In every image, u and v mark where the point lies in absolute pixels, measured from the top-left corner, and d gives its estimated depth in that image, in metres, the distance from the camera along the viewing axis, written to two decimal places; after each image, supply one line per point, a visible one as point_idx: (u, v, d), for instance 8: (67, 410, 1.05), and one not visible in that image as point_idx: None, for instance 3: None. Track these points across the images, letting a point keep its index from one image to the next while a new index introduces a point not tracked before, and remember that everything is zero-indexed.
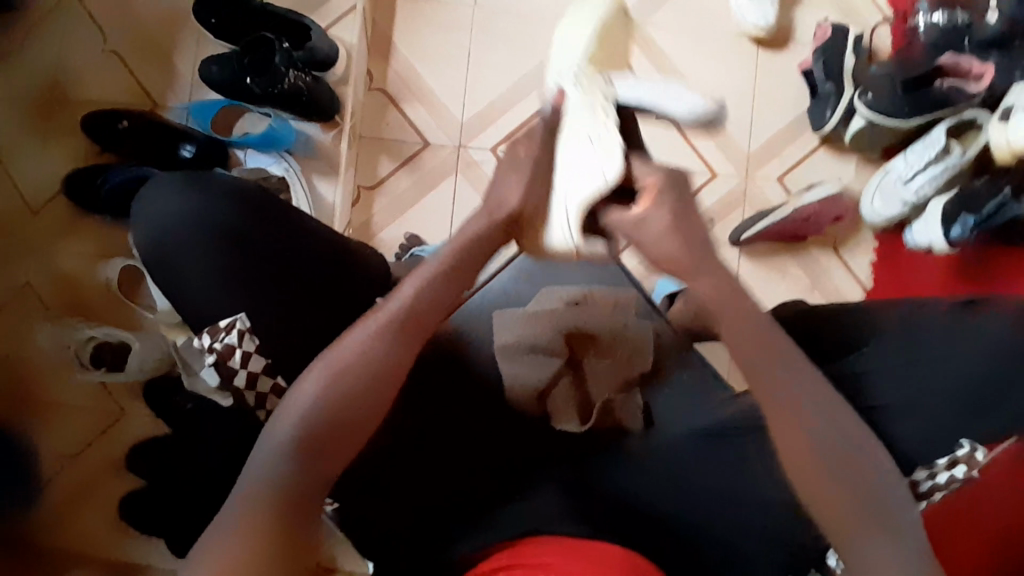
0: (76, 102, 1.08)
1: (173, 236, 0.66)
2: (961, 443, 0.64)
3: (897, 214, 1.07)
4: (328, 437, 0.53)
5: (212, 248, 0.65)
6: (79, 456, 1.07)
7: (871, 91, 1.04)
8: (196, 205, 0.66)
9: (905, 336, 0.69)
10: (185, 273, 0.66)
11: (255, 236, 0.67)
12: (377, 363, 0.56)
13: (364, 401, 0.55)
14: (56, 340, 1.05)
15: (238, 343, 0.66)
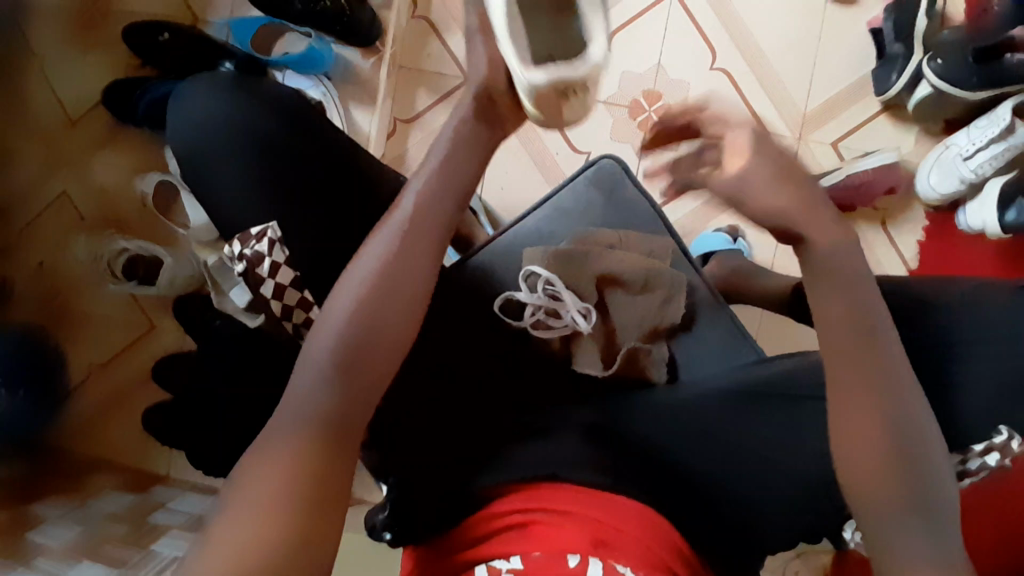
0: (119, 12, 1.07)
1: (215, 144, 0.65)
2: (1000, 430, 0.61)
3: (953, 192, 1.02)
4: (361, 355, 0.49)
5: (251, 161, 0.65)
6: (112, 363, 1.10)
7: (940, 57, 0.97)
8: (240, 115, 0.65)
9: (969, 305, 0.64)
10: (222, 184, 0.65)
11: (294, 153, 0.66)
12: (395, 273, 0.51)
13: (394, 313, 0.51)
14: (91, 249, 1.05)
15: (267, 253, 0.64)
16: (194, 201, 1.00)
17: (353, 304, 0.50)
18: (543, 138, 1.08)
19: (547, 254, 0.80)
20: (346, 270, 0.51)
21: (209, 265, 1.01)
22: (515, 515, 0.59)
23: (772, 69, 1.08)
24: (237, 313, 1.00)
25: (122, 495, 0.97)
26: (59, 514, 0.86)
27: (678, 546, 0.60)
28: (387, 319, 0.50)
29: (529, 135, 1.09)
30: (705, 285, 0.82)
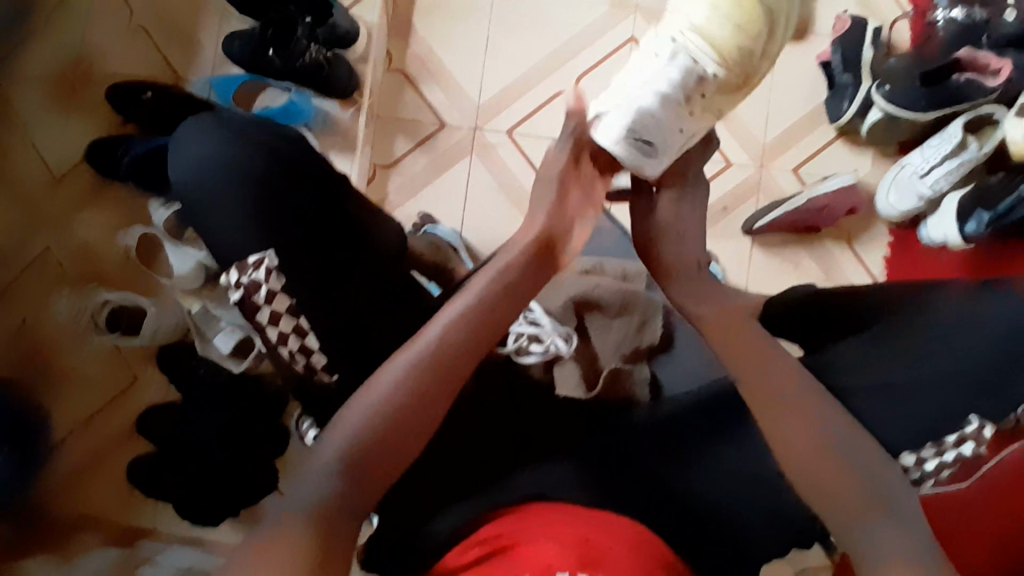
0: (101, 74, 1.09)
1: (216, 191, 0.62)
2: (970, 419, 0.65)
3: (912, 209, 1.07)
4: (370, 466, 0.52)
5: (254, 209, 0.62)
6: (96, 416, 1.08)
7: (888, 83, 1.04)
8: (243, 154, 0.63)
9: (918, 309, 0.70)
10: (216, 221, 0.63)
11: (297, 200, 0.63)
12: (417, 400, 0.55)
13: (407, 436, 0.54)
14: (73, 307, 1.06)
15: (265, 280, 0.61)
16: (182, 250, 1.02)
17: (370, 419, 0.53)
18: (517, 175, 1.11)
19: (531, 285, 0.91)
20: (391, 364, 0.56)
21: (195, 313, 1.05)
22: (498, 539, 0.60)
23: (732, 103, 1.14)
24: (223, 360, 1.05)
25: None
26: None
27: (666, 558, 0.60)
28: (399, 443, 0.54)
29: (504, 174, 1.12)
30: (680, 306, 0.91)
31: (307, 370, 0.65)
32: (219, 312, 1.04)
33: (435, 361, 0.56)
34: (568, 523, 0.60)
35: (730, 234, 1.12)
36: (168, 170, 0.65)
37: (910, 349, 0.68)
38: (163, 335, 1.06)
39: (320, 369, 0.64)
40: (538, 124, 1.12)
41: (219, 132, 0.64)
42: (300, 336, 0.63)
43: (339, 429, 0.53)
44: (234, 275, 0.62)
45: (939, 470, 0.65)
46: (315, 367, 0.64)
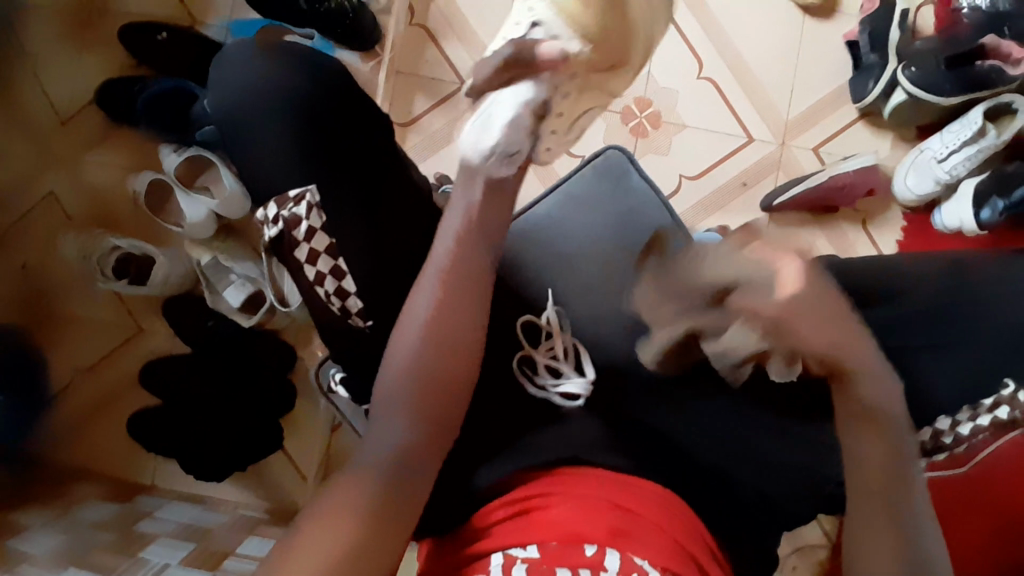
0: (116, 13, 1.06)
1: (246, 108, 0.64)
2: (1005, 383, 0.67)
3: (928, 193, 1.07)
4: (421, 395, 0.57)
5: (281, 124, 0.63)
6: (99, 364, 1.06)
7: (914, 65, 1.04)
8: (291, 83, 0.64)
9: (952, 273, 0.70)
10: (266, 148, 0.64)
11: (325, 116, 0.64)
12: (443, 318, 0.59)
13: (446, 353, 0.59)
14: (80, 250, 1.02)
15: (304, 215, 0.63)
16: (193, 197, 0.99)
17: (413, 353, 0.58)
18: None
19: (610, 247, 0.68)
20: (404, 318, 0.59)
21: (204, 264, 1.02)
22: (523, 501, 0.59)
23: (757, 78, 1.13)
24: (231, 313, 1.02)
25: (107, 505, 0.92)
26: (41, 524, 0.82)
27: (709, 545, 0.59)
28: (441, 365, 0.58)
29: None
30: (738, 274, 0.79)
31: (340, 314, 0.64)
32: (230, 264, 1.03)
33: (448, 275, 0.61)
34: (588, 490, 0.59)
35: (748, 209, 1.12)
36: (206, 95, 0.67)
37: (932, 316, 0.68)
38: (172, 284, 1.04)
39: (355, 314, 0.64)
40: None
41: (250, 51, 0.65)
42: (335, 278, 0.63)
43: (388, 373, 0.58)
44: (274, 210, 0.63)
45: (972, 433, 0.68)
46: (350, 310, 0.64)
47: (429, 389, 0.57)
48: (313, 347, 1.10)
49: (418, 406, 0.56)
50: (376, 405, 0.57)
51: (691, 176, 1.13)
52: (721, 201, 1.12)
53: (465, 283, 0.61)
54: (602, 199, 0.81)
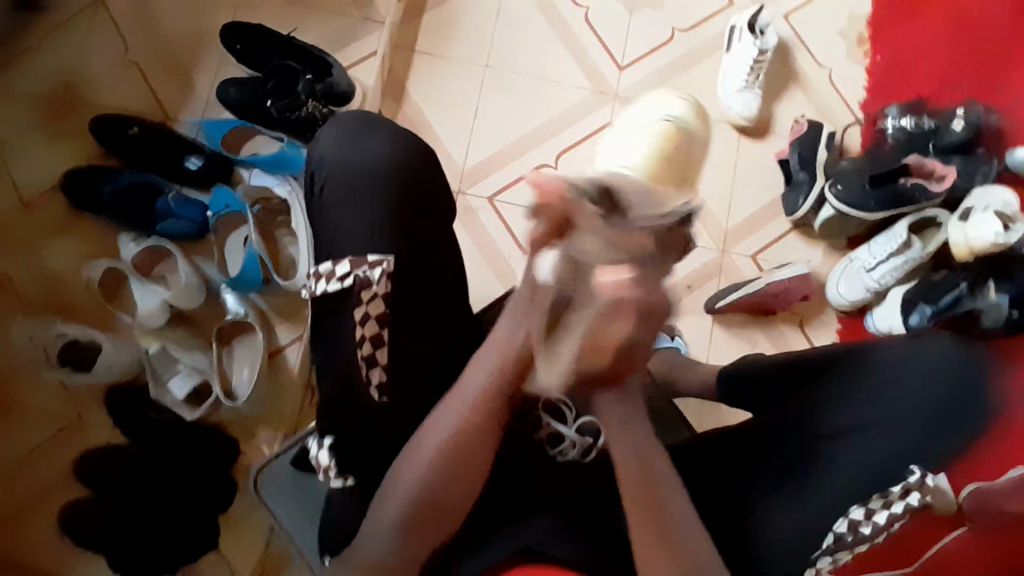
0: (87, 104, 1.09)
1: (363, 168, 0.69)
2: (912, 469, 0.61)
3: (860, 299, 1.15)
4: (426, 520, 0.61)
5: (391, 188, 0.69)
6: (32, 453, 1.02)
7: (841, 183, 1.14)
8: (393, 146, 0.70)
9: (860, 361, 0.68)
10: (363, 201, 0.68)
11: (425, 192, 0.71)
12: (456, 460, 0.60)
13: (460, 486, 0.61)
14: (30, 333, 1.00)
15: (376, 281, 0.66)
16: (147, 287, 1.00)
17: (416, 488, 0.60)
18: (495, 238, 1.15)
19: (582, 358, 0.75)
20: (422, 435, 0.60)
21: (151, 353, 1.01)
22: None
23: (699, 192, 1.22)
24: (174, 406, 1.01)
25: None
26: None
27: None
28: (447, 496, 0.61)
29: (483, 237, 1.15)
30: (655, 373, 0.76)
31: (363, 381, 0.66)
32: (179, 353, 1.02)
33: (478, 403, 0.60)
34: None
35: (692, 311, 1.18)
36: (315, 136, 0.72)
37: (844, 393, 0.67)
38: (116, 374, 1.01)
39: (374, 385, 0.66)
40: (517, 193, 1.16)
41: (372, 124, 0.72)
42: (375, 345, 0.65)
43: (388, 502, 0.61)
44: (345, 268, 0.66)
45: (891, 524, 0.61)
46: (372, 380, 0.66)
47: (431, 518, 0.61)
48: (258, 441, 1.04)
49: (421, 531, 0.61)
50: (376, 520, 0.61)
51: None
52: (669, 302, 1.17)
53: (487, 420, 0.61)
54: None
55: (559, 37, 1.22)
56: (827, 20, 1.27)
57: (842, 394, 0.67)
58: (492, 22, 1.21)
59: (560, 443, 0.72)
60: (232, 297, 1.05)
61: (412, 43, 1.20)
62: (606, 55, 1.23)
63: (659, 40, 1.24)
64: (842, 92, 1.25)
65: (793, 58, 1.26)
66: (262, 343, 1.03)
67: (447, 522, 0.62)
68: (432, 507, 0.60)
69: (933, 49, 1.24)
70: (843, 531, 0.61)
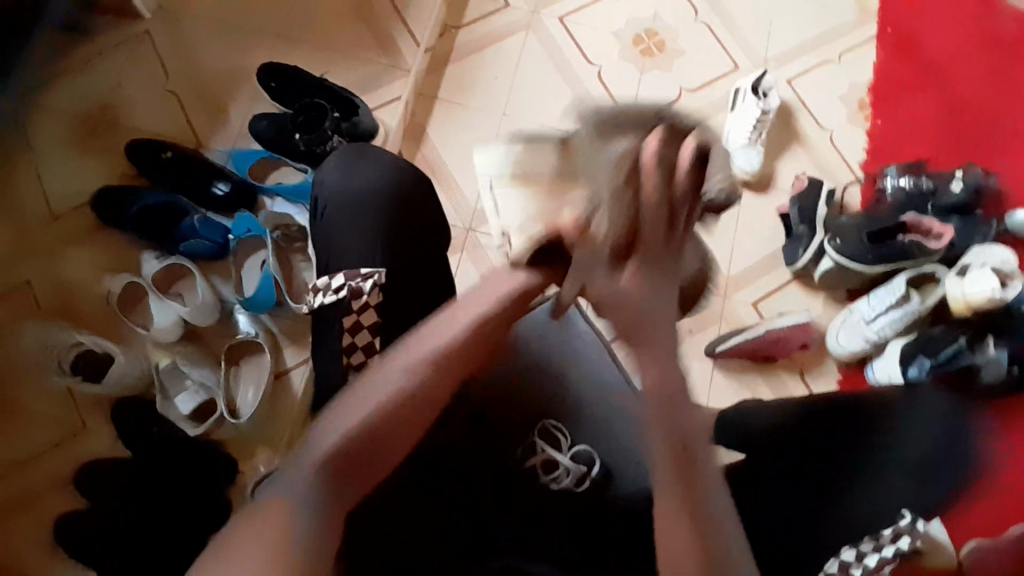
0: (121, 127, 1.15)
1: (359, 192, 0.73)
2: (902, 515, 0.73)
3: (860, 350, 1.17)
4: (348, 468, 0.53)
5: (384, 211, 0.73)
6: (33, 460, 1.03)
7: (839, 237, 1.16)
8: (389, 175, 0.75)
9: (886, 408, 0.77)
10: (355, 223, 0.72)
11: (421, 219, 0.74)
12: (405, 401, 0.55)
13: (397, 434, 0.55)
14: (42, 341, 1.04)
15: (368, 291, 0.68)
16: (164, 303, 1.03)
17: (369, 412, 0.54)
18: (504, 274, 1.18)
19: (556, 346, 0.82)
20: (386, 360, 0.57)
21: (162, 368, 1.03)
22: None
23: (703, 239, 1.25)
24: (179, 420, 1.02)
25: None
26: None
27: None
28: (401, 431, 0.55)
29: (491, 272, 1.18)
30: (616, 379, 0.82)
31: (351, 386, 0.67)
32: (189, 368, 1.05)
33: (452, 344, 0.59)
34: None
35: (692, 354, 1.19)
36: (323, 161, 0.77)
37: (870, 435, 0.76)
38: (126, 385, 1.03)
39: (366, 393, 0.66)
40: None
41: (376, 156, 0.76)
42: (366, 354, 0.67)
43: (332, 422, 0.54)
44: (340, 281, 0.69)
45: (879, 566, 0.69)
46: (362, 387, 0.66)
47: (376, 451, 0.54)
48: (256, 461, 1.05)
49: (338, 484, 0.52)
50: (314, 444, 0.53)
51: None
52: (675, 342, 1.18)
53: (446, 370, 0.58)
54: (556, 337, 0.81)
55: (573, 92, 1.30)
56: (828, 86, 1.34)
57: (877, 438, 0.76)
58: (511, 76, 1.29)
59: (554, 470, 0.77)
60: (243, 318, 1.09)
61: (434, 90, 1.27)
62: (617, 111, 1.30)
63: (667, 100, 1.32)
64: (843, 152, 1.30)
65: (795, 119, 1.32)
66: (268, 364, 1.06)
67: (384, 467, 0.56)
68: (383, 441, 0.55)
69: (933, 122, 1.30)
70: (837, 571, 0.67)
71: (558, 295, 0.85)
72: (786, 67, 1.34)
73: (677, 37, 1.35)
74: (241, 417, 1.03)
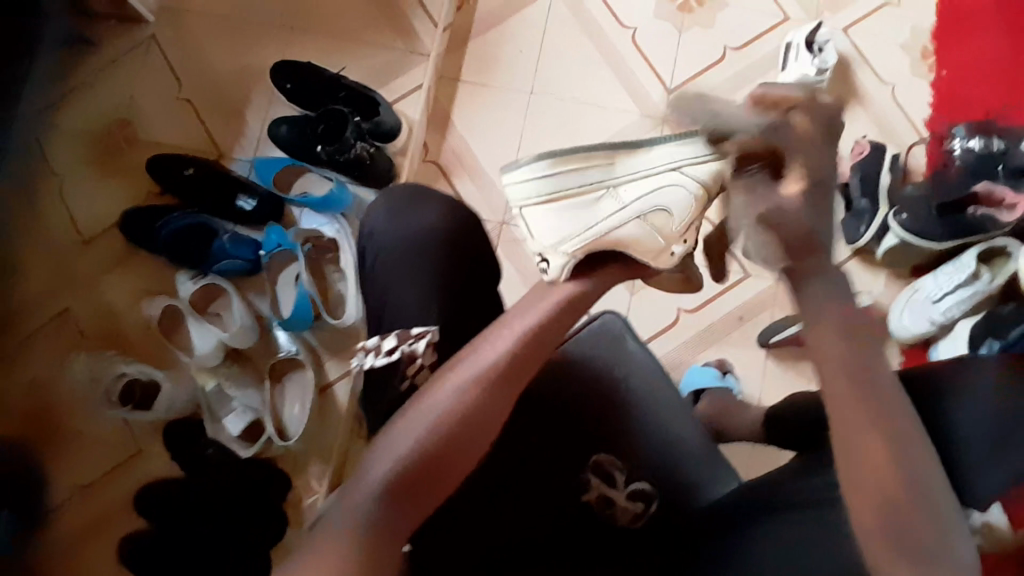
0: (141, 143, 1.12)
1: (409, 243, 0.70)
2: None
3: (924, 332, 1.09)
4: (429, 480, 0.52)
5: (438, 261, 0.70)
6: (95, 484, 1.06)
7: (905, 212, 1.08)
8: (439, 222, 0.71)
9: None
10: (407, 278, 0.69)
11: (476, 263, 0.72)
12: (475, 413, 0.55)
13: (472, 445, 0.55)
14: (92, 372, 1.06)
15: (422, 352, 0.65)
16: (205, 328, 1.02)
17: (417, 443, 0.52)
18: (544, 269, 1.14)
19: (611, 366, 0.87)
20: (433, 387, 0.55)
21: (208, 392, 1.04)
22: None
23: None
24: (230, 442, 1.04)
25: None
26: None
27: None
28: (452, 461, 0.53)
29: (529, 267, 1.14)
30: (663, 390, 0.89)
31: None
32: (235, 392, 1.05)
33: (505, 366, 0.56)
34: None
35: (743, 342, 1.14)
36: (368, 208, 0.74)
37: None
38: (176, 410, 1.05)
39: None
40: None
41: (422, 198, 0.73)
42: None
43: (380, 454, 0.52)
44: (392, 343, 0.66)
45: None
46: None
47: (428, 481, 0.52)
48: (308, 475, 1.06)
49: (415, 497, 0.52)
50: (365, 477, 0.51)
51: (689, 309, 1.15)
52: (715, 335, 1.14)
53: (510, 380, 0.57)
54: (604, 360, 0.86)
55: (603, 59, 1.20)
56: (890, 32, 1.20)
57: None
58: (537, 47, 1.20)
59: (609, 506, 0.76)
60: (283, 335, 1.06)
61: (457, 72, 1.19)
62: (655, 79, 1.20)
63: (709, 61, 1.21)
64: (906, 109, 1.19)
65: (853, 73, 1.20)
66: (310, 381, 1.05)
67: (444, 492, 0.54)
68: (433, 470, 0.52)
69: (991, 75, 1.18)
70: None
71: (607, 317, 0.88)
72: (841, 13, 1.21)
73: None
74: (290, 437, 1.03)
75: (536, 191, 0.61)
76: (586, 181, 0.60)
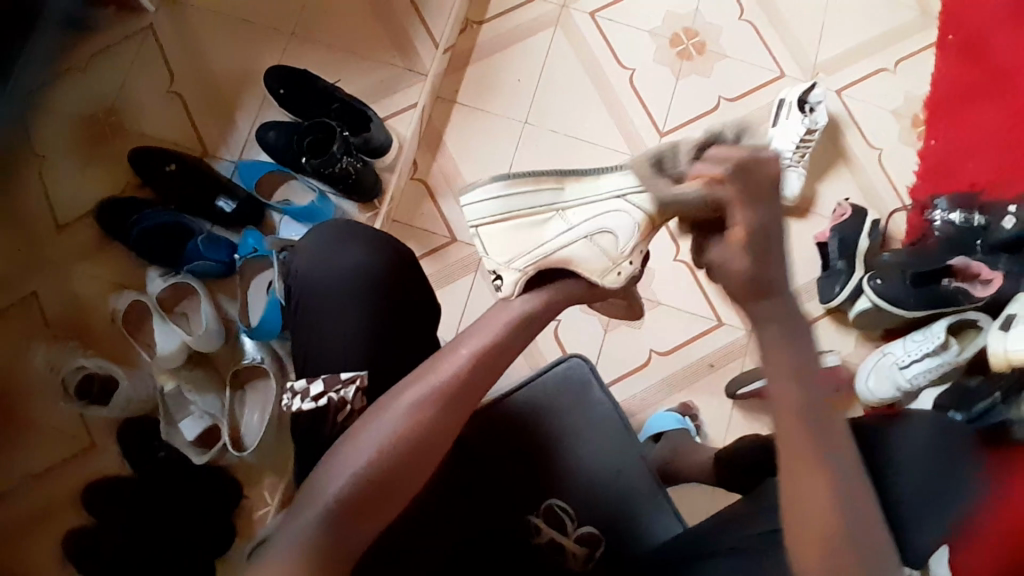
0: (125, 133, 1.11)
1: (335, 282, 0.75)
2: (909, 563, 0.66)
3: (889, 397, 1.10)
4: (376, 497, 0.56)
5: (365, 296, 0.75)
6: (40, 476, 1.01)
7: (879, 277, 1.10)
8: (369, 259, 0.76)
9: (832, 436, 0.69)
10: (339, 314, 0.74)
11: (403, 298, 0.77)
12: (416, 443, 0.58)
13: (414, 470, 0.58)
14: (50, 362, 1.02)
15: (351, 398, 0.70)
16: (168, 327, 1.00)
17: (369, 459, 0.56)
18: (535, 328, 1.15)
19: (563, 401, 0.87)
20: (383, 409, 0.59)
21: (166, 392, 1.01)
22: None
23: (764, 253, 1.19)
24: (185, 447, 1.00)
25: None
26: None
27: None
28: (405, 473, 0.57)
29: None
30: (618, 421, 0.88)
31: None
32: (193, 395, 1.02)
33: (458, 386, 0.60)
34: None
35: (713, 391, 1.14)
36: (297, 251, 0.79)
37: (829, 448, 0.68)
38: (133, 407, 1.01)
39: None
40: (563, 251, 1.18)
41: (352, 237, 0.78)
42: None
43: (335, 467, 0.56)
44: (320, 388, 0.71)
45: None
46: None
47: (383, 494, 0.56)
48: (262, 487, 1.04)
49: (361, 515, 0.55)
50: (319, 490, 0.55)
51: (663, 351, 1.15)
52: (686, 380, 1.14)
53: (454, 406, 0.60)
54: (559, 404, 0.87)
55: (600, 97, 1.21)
56: (882, 99, 1.23)
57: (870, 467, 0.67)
58: (537, 77, 1.20)
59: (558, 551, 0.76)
60: (250, 343, 1.04)
61: (453, 94, 1.19)
62: (648, 121, 1.21)
63: (703, 110, 1.22)
64: (891, 175, 1.21)
65: (843, 136, 1.22)
66: (274, 391, 1.01)
67: (395, 503, 0.57)
68: (385, 483, 0.56)
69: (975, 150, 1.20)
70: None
71: (571, 360, 0.90)
72: (836, 76, 1.23)
73: (719, 37, 1.24)
74: (247, 447, 1.01)
75: (491, 210, 0.68)
76: (539, 203, 0.68)
